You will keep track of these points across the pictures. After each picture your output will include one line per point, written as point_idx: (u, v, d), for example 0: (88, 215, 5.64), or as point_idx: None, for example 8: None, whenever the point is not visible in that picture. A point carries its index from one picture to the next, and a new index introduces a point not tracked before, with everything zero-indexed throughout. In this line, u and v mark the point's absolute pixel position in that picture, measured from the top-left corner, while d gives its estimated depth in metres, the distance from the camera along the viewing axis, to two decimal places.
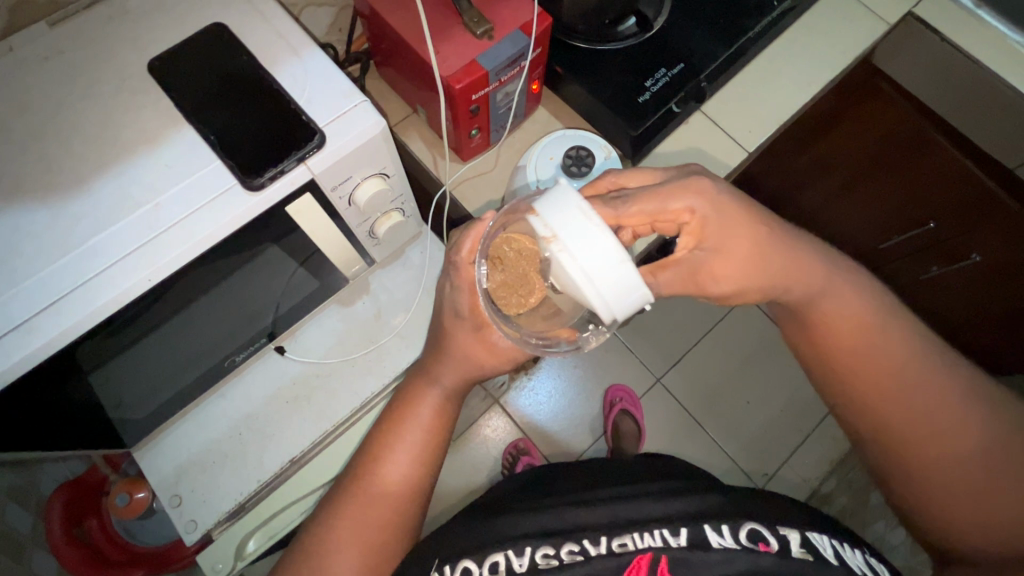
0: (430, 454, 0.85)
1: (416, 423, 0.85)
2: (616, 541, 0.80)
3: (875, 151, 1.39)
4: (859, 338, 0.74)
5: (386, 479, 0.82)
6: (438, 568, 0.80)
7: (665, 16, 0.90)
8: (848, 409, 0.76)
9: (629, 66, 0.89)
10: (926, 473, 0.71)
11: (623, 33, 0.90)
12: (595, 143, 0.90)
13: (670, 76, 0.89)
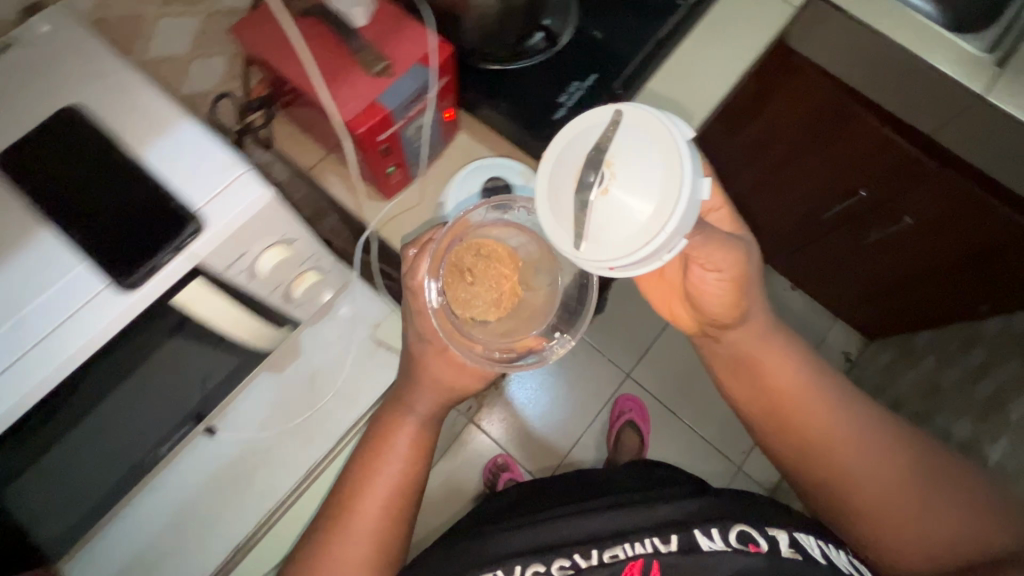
0: (410, 482, 0.87)
1: (395, 455, 0.86)
2: (607, 552, 0.90)
3: (806, 124, 1.41)
4: (792, 400, 0.86)
5: (361, 511, 0.83)
6: None
7: (572, 29, 0.88)
8: (784, 442, 0.88)
9: (542, 82, 0.86)
10: (870, 516, 0.81)
11: (532, 49, 0.87)
12: (513, 170, 0.90)
13: (585, 89, 0.86)
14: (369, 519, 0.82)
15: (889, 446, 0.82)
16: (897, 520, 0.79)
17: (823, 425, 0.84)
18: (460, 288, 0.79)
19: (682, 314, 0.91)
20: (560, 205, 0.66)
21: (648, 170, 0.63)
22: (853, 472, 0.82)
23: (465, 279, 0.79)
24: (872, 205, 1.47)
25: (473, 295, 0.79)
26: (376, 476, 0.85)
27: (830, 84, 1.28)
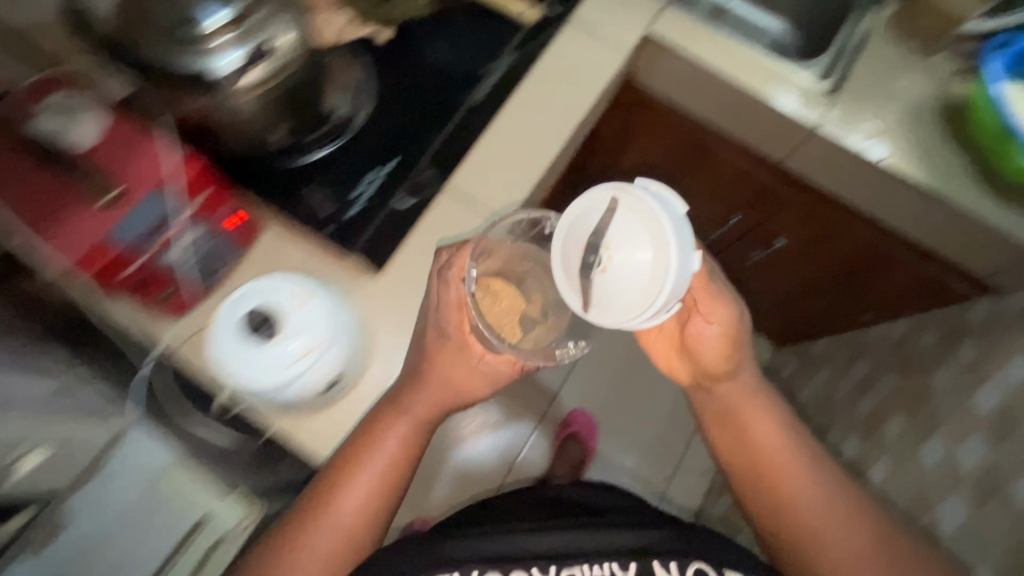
0: (389, 488, 0.79)
1: (370, 460, 0.76)
2: (566, 570, 0.91)
3: (675, 156, 1.37)
4: (776, 467, 0.91)
5: (341, 510, 0.76)
6: None
7: (364, 110, 0.87)
8: (746, 469, 0.94)
9: (337, 176, 0.85)
10: (799, 538, 0.89)
11: (321, 137, 0.85)
12: (284, 296, 0.68)
13: (382, 176, 0.83)
14: (348, 519, 0.76)
15: (858, 521, 0.87)
16: (817, 552, 0.88)
17: (796, 490, 0.90)
18: (483, 302, 0.79)
19: (681, 369, 0.95)
20: (567, 257, 0.71)
21: (635, 256, 0.67)
22: (830, 550, 0.87)
23: (490, 297, 0.80)
24: (749, 228, 1.45)
25: (496, 307, 0.79)
26: (365, 469, 0.76)
27: (686, 117, 1.25)
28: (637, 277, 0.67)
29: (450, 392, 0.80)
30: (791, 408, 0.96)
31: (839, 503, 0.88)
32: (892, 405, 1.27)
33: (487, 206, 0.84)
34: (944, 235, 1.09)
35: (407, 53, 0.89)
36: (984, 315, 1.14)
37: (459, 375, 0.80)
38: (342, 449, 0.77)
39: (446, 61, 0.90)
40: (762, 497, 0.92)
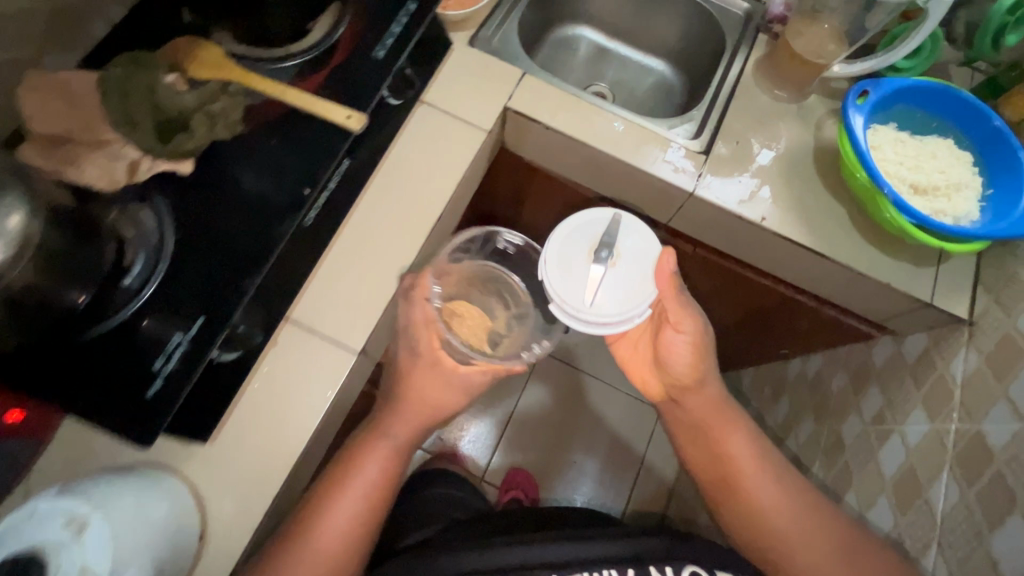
0: (373, 510, 0.85)
1: (360, 479, 0.85)
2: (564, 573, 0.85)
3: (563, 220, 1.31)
4: (736, 475, 0.93)
5: (324, 535, 0.80)
6: None
7: (171, 234, 0.74)
8: (714, 476, 0.96)
9: (145, 328, 0.70)
10: (771, 540, 0.89)
11: (124, 283, 0.71)
12: (53, 520, 0.57)
13: (188, 339, 0.69)
14: (327, 542, 0.80)
15: (819, 513, 0.89)
16: (786, 552, 0.88)
17: (751, 487, 0.92)
18: (456, 317, 0.95)
19: (651, 382, 1.07)
20: (572, 271, 0.97)
21: (631, 245, 0.99)
22: (791, 543, 0.88)
23: (457, 315, 0.95)
24: None
25: (461, 324, 0.94)
26: (350, 487, 0.84)
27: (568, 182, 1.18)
28: (649, 252, 0.98)
29: (421, 414, 0.92)
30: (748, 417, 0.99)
31: (795, 504, 0.90)
32: (816, 445, 1.23)
33: (334, 337, 0.83)
34: (836, 285, 1.05)
35: (210, 183, 0.77)
36: (886, 357, 1.11)
37: (431, 398, 0.91)
38: (335, 478, 0.86)
39: (260, 190, 0.77)
40: (722, 506, 0.95)
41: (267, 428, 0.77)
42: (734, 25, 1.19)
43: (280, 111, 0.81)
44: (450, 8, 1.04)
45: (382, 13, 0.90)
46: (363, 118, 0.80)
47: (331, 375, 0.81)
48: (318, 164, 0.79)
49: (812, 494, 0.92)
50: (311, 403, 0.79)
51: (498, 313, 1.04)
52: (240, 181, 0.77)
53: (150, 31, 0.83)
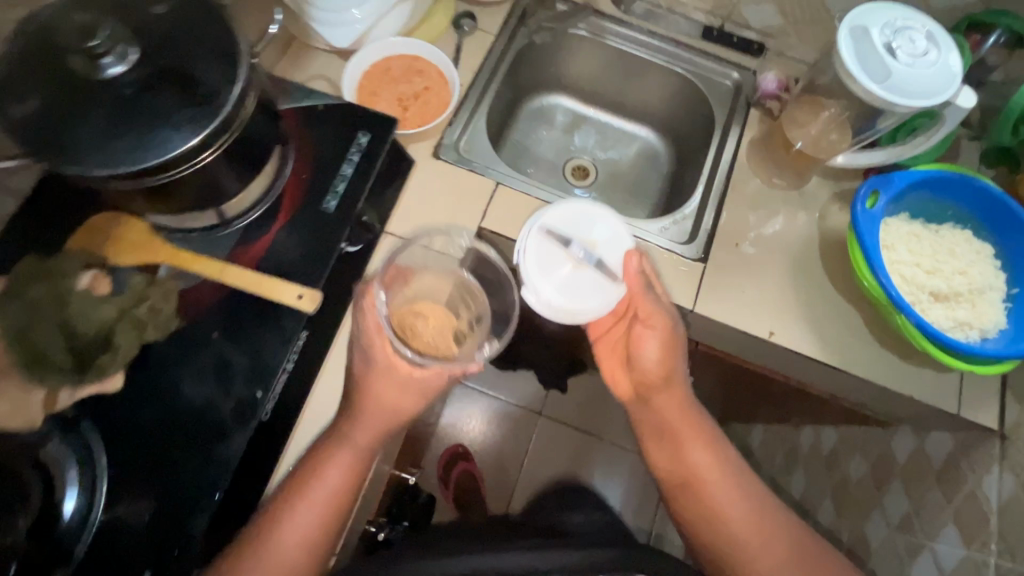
0: (337, 512, 0.73)
1: (318, 487, 0.71)
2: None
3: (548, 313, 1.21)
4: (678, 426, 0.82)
5: (284, 544, 0.69)
6: None
7: (109, 457, 0.64)
8: (676, 477, 0.81)
9: None
10: (726, 562, 0.77)
11: (61, 528, 0.61)
12: None
13: None
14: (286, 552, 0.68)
15: (773, 515, 0.78)
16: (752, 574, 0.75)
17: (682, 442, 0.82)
18: (409, 321, 0.77)
19: (621, 379, 0.87)
20: (549, 270, 0.85)
21: (603, 236, 0.87)
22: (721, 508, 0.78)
23: (415, 317, 0.78)
24: None
25: (419, 325, 0.77)
26: (309, 499, 0.71)
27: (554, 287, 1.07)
28: (622, 244, 0.87)
29: (385, 417, 0.76)
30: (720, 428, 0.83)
31: (761, 520, 0.77)
32: (843, 536, 1.15)
33: None
34: (852, 389, 0.96)
35: (147, 396, 0.67)
36: (908, 454, 1.03)
37: (391, 401, 0.76)
38: (292, 486, 0.72)
39: (204, 397, 0.67)
40: (686, 524, 0.81)
41: None
42: (723, 99, 1.08)
43: (221, 294, 0.71)
44: (409, 121, 0.93)
45: (331, 153, 0.80)
46: (316, 294, 0.71)
47: None
48: (269, 356, 0.69)
49: (772, 509, 0.79)
50: None
51: (467, 308, 0.82)
52: (180, 389, 0.67)
53: (68, 213, 0.73)
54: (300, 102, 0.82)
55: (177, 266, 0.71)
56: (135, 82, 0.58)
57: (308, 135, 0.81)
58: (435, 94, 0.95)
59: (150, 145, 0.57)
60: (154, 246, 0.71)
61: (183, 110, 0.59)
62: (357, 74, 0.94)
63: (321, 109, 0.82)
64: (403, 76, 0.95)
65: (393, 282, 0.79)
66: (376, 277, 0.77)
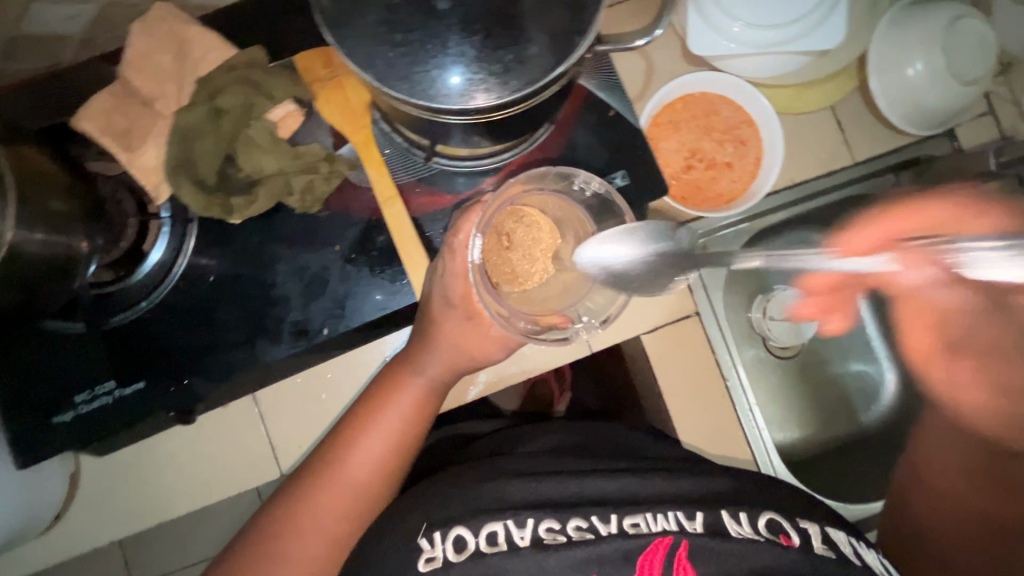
0: (411, 440, 0.65)
1: (395, 408, 0.63)
2: (628, 518, 0.59)
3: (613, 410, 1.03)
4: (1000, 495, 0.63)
5: (354, 468, 0.62)
6: (426, 536, 0.58)
7: (184, 268, 0.63)
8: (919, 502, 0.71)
9: (103, 362, 0.63)
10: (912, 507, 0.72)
11: (117, 300, 0.63)
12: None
13: (118, 397, 0.62)
14: (357, 475, 0.62)
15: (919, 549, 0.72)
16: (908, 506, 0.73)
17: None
18: (505, 252, 0.62)
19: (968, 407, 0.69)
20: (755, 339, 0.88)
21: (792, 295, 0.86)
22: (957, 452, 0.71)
23: (510, 246, 0.62)
24: None
25: (519, 259, 0.62)
26: (379, 425, 0.63)
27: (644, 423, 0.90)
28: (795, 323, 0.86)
29: (450, 364, 0.64)
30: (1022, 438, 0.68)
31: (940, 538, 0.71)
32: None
33: (271, 446, 0.74)
34: None
35: (248, 251, 0.63)
36: None
37: (469, 343, 0.64)
38: (357, 414, 0.64)
39: (289, 294, 0.63)
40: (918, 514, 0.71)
41: (151, 479, 0.74)
42: None
43: (370, 218, 0.64)
44: (678, 184, 0.75)
45: (575, 169, 0.65)
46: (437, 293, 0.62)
47: (245, 473, 0.74)
48: (361, 306, 0.63)
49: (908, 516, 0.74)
50: (212, 487, 0.74)
51: None
52: (280, 268, 0.63)
53: (297, 18, 0.64)
54: (598, 91, 0.66)
55: (358, 158, 0.63)
56: (454, 3, 0.45)
57: (574, 131, 0.65)
58: (729, 182, 0.75)
59: (417, 86, 0.45)
60: (354, 124, 0.63)
61: (473, 65, 0.45)
62: (675, 94, 0.75)
63: (612, 116, 0.66)
64: (717, 135, 0.76)
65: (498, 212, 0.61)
66: (486, 219, 0.59)
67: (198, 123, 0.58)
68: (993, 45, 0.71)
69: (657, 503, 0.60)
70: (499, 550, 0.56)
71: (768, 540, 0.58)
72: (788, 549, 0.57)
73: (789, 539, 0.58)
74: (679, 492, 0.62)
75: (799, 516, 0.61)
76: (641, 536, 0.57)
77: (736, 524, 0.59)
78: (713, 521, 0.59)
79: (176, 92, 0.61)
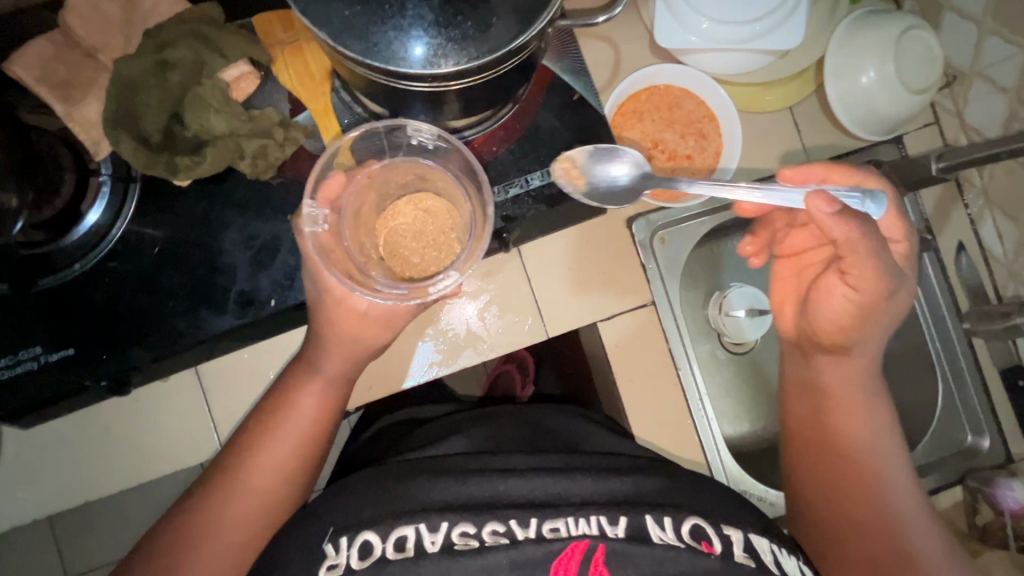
0: (316, 448, 0.60)
1: (293, 413, 0.59)
2: (547, 522, 0.53)
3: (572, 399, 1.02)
4: (846, 462, 0.59)
5: (251, 476, 0.56)
6: (329, 543, 0.51)
7: (122, 226, 0.60)
8: (828, 530, 0.58)
9: (29, 325, 0.59)
10: (849, 550, 0.56)
11: (51, 261, 0.60)
12: None
13: (43, 364, 0.59)
14: (255, 485, 0.56)
15: None
16: (845, 542, 0.57)
17: (862, 486, 0.57)
18: (393, 236, 0.60)
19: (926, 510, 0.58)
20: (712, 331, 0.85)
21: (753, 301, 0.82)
22: (867, 481, 0.57)
23: (402, 232, 0.59)
24: None
25: (411, 246, 0.59)
26: (279, 428, 0.58)
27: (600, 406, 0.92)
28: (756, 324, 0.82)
29: (357, 351, 0.60)
30: (891, 466, 0.58)
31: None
32: None
33: (213, 422, 0.71)
34: None
35: (196, 215, 0.61)
36: None
37: (371, 328, 0.60)
38: (260, 416, 0.59)
39: (233, 262, 0.61)
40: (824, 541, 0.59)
41: (83, 454, 0.70)
42: (945, 446, 0.81)
43: None
44: None
45: (537, 151, 0.65)
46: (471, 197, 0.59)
47: (185, 449, 0.71)
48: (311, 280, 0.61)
49: None
50: (149, 464, 0.71)
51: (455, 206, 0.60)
52: (224, 234, 0.61)
53: None
54: (564, 74, 0.66)
55: (315, 125, 0.62)
56: None
57: (538, 112, 0.65)
58: (690, 173, 0.77)
59: (372, 47, 0.44)
60: (313, 91, 0.61)
61: (431, 29, 0.44)
62: (641, 85, 0.76)
63: (575, 99, 0.66)
64: (680, 128, 0.77)
65: (354, 190, 0.59)
66: (316, 181, 0.57)
67: (140, 75, 0.56)
68: (939, 57, 0.75)
69: (576, 507, 0.54)
70: (407, 558, 0.50)
71: (689, 547, 0.52)
72: (708, 556, 0.51)
73: (710, 545, 0.52)
74: (604, 494, 0.56)
75: (723, 520, 0.54)
76: (557, 540, 0.51)
77: (659, 529, 0.53)
78: (636, 525, 0.53)
79: (124, 47, 0.59)
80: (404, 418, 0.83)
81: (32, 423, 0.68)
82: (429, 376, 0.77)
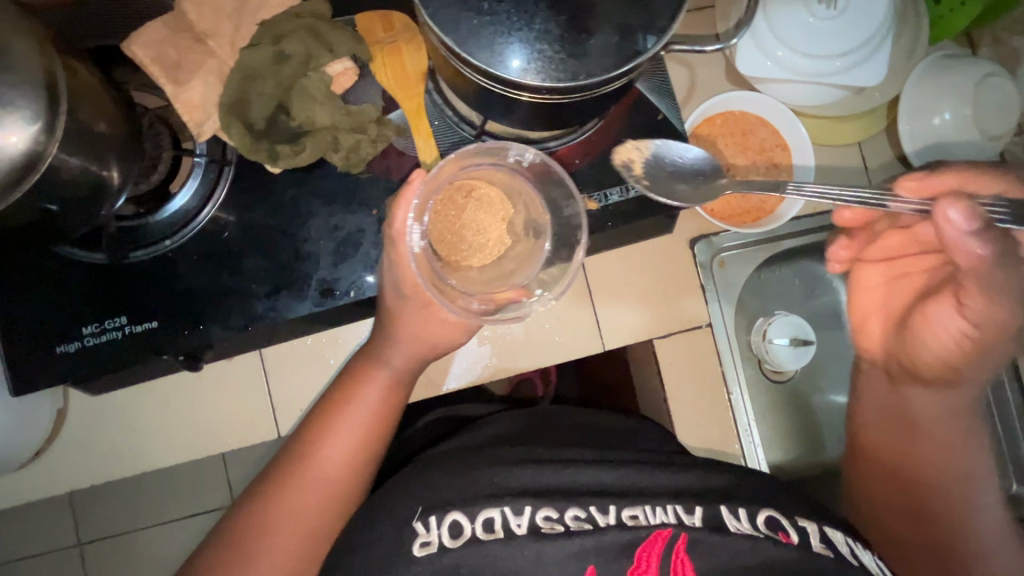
0: (378, 443, 0.60)
1: (360, 403, 0.59)
2: (626, 510, 0.54)
3: None
4: (923, 475, 0.63)
5: (321, 464, 0.57)
6: (419, 521, 0.53)
7: (212, 208, 0.62)
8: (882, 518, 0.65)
9: (117, 295, 0.61)
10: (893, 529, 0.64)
11: (142, 235, 0.61)
12: None
13: (127, 334, 0.60)
14: (328, 474, 0.57)
15: None
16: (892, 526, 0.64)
17: (935, 489, 0.62)
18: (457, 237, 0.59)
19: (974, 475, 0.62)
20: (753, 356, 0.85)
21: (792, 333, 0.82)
22: (927, 482, 0.62)
23: (465, 228, 0.59)
24: None
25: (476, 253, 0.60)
26: (345, 415, 0.59)
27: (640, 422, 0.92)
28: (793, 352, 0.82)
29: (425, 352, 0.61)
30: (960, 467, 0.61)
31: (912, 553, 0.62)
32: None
33: (272, 405, 0.72)
34: None
35: (285, 203, 0.63)
36: None
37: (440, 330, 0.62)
38: (323, 411, 0.60)
39: (317, 251, 0.62)
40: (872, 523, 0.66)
41: (144, 424, 0.72)
42: None
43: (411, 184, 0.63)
44: None
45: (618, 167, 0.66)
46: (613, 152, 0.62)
47: (241, 429, 0.72)
48: None
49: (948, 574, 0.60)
50: (205, 441, 0.72)
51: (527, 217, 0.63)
52: (310, 224, 0.62)
53: None
54: (649, 93, 0.67)
55: (407, 125, 0.63)
56: None
57: (622, 129, 0.67)
58: (759, 198, 0.78)
59: (496, 57, 0.46)
60: (408, 91, 0.62)
61: (553, 44, 0.46)
62: (716, 109, 0.77)
63: (659, 119, 0.67)
64: (751, 154, 0.78)
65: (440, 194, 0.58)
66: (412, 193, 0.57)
67: (258, 63, 0.58)
68: (1015, 105, 0.76)
69: (653, 496, 0.55)
70: (495, 539, 0.52)
71: (767, 537, 0.52)
72: (787, 546, 0.52)
73: (788, 535, 0.52)
74: (678, 486, 0.57)
75: (796, 512, 0.55)
76: (640, 528, 0.52)
77: (734, 519, 0.53)
78: (712, 516, 0.53)
79: (233, 37, 0.60)
80: (452, 417, 0.85)
81: (100, 391, 0.69)
82: (485, 375, 0.77)
